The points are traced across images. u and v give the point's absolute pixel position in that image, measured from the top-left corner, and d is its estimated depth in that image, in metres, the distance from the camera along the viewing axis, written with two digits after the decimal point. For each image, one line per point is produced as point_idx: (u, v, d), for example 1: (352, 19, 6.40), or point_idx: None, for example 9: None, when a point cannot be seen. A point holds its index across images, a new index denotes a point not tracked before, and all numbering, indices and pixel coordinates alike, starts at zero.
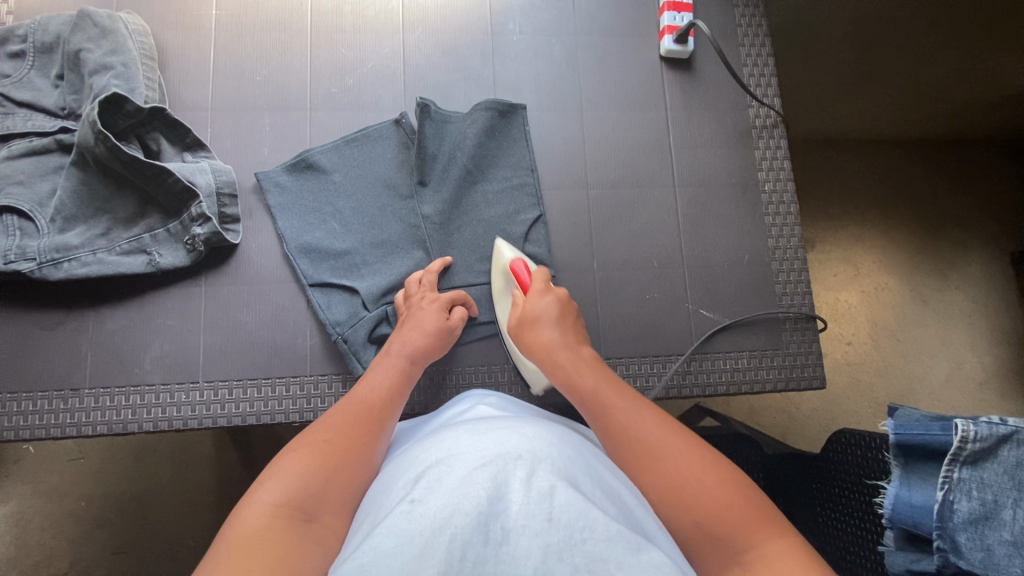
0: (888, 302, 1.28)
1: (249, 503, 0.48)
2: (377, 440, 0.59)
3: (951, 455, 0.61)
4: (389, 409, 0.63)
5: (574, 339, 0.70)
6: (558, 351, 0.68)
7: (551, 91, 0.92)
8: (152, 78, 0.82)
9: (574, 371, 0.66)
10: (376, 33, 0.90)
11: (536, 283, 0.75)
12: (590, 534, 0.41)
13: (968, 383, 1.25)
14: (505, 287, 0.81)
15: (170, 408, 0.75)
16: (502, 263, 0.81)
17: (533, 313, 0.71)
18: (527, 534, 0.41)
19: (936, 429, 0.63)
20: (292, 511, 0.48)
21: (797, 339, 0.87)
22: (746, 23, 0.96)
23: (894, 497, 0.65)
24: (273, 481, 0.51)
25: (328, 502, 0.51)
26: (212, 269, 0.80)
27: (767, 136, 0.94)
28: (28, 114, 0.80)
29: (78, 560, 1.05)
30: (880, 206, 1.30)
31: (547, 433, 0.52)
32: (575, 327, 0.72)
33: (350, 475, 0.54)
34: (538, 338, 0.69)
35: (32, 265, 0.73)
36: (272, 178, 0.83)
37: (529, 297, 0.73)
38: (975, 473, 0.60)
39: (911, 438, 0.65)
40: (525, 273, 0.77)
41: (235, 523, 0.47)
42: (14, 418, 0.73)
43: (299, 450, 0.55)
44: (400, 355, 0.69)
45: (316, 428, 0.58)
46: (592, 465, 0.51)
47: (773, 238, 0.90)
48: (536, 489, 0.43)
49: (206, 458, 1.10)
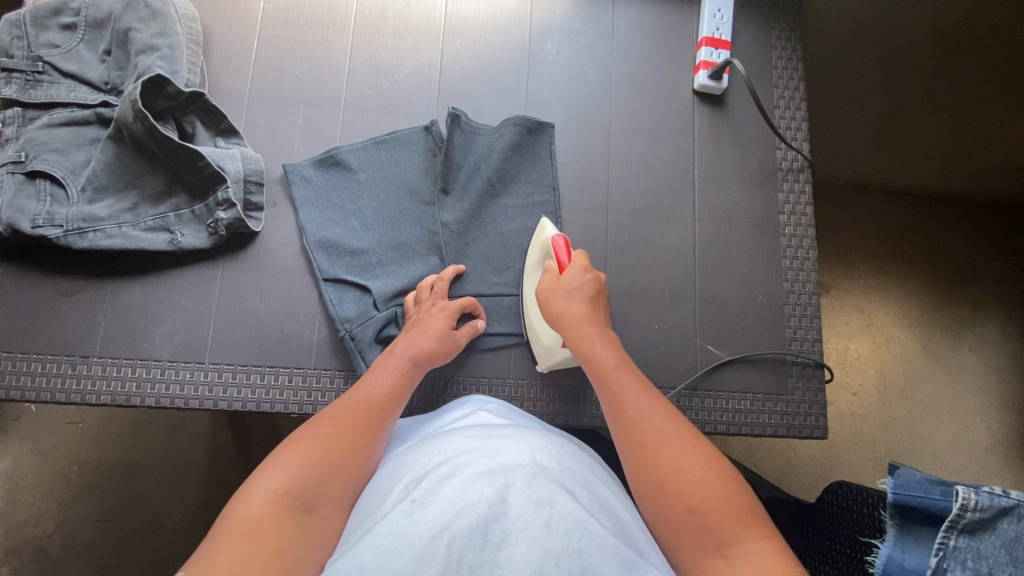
0: (899, 356, 1.26)
1: (251, 490, 0.49)
2: (379, 438, 0.59)
3: (948, 522, 0.60)
4: (393, 407, 0.63)
5: (599, 317, 0.71)
6: (585, 324, 0.69)
7: (582, 113, 0.93)
8: (195, 62, 0.84)
9: (595, 341, 0.67)
10: (416, 40, 0.91)
11: (575, 261, 0.73)
12: (586, 545, 0.41)
13: (972, 447, 1.23)
14: (540, 260, 0.81)
15: (174, 385, 0.77)
16: (543, 239, 0.79)
17: (566, 285, 0.71)
18: (523, 540, 0.41)
19: (936, 493, 0.62)
20: (291, 501, 0.49)
21: (802, 386, 0.86)
22: (782, 65, 0.97)
23: (887, 558, 0.63)
24: (275, 469, 0.52)
25: (329, 496, 0.52)
26: (230, 254, 0.82)
27: (792, 180, 0.94)
28: (73, 85, 0.82)
29: (65, 522, 1.06)
30: (898, 258, 1.29)
31: (548, 442, 0.52)
32: (602, 307, 0.73)
33: (351, 471, 0.54)
34: (564, 309, 0.70)
35: (59, 232, 0.75)
36: (300, 171, 0.84)
37: (567, 273, 0.72)
38: (971, 542, 0.59)
39: (910, 499, 0.64)
40: (564, 252, 0.75)
41: (238, 508, 0.48)
42: (21, 378, 0.75)
43: (303, 440, 0.55)
44: (405, 356, 0.69)
45: (320, 421, 0.58)
46: (590, 478, 0.51)
47: (789, 281, 0.90)
48: (534, 497, 0.44)
49: (202, 436, 1.12)
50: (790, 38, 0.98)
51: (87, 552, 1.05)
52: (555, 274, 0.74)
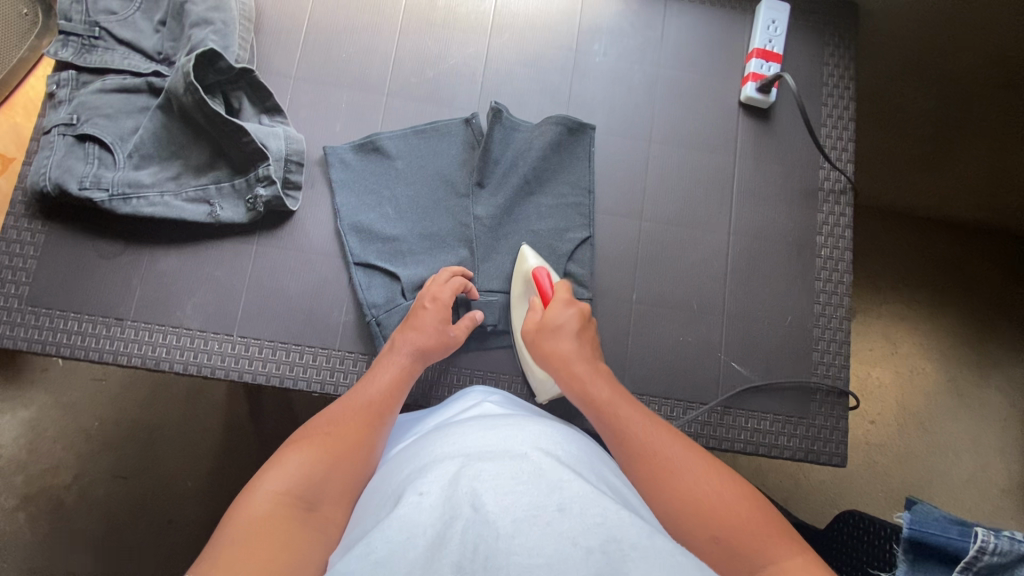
0: (922, 388, 1.23)
1: (254, 492, 0.49)
2: (379, 433, 0.61)
3: (964, 563, 0.61)
4: (392, 405, 0.65)
5: (590, 353, 0.72)
6: (575, 362, 0.70)
7: (624, 117, 0.92)
8: (246, 39, 0.85)
9: (590, 382, 0.68)
10: (464, 32, 0.91)
11: (559, 295, 0.76)
12: (600, 519, 0.42)
13: (990, 487, 1.20)
14: (524, 293, 0.82)
15: (202, 354, 0.78)
16: (525, 269, 0.81)
17: (554, 323, 0.72)
18: (537, 523, 0.41)
19: (954, 533, 0.62)
20: (294, 501, 0.50)
21: (824, 412, 0.85)
22: (833, 83, 0.95)
23: None
24: (277, 470, 0.52)
25: (331, 492, 0.53)
26: (265, 230, 0.83)
27: (832, 202, 0.92)
28: (127, 52, 0.84)
29: (84, 475, 1.10)
30: (932, 288, 1.26)
31: (552, 433, 0.54)
32: (591, 341, 0.74)
33: (352, 465, 0.56)
34: (556, 348, 0.71)
35: (104, 195, 0.77)
36: (339, 154, 0.85)
37: (552, 307, 0.74)
38: None
39: (925, 536, 0.63)
40: (547, 284, 0.78)
41: (240, 510, 0.48)
42: (57, 334, 0.77)
43: (304, 441, 0.56)
44: (403, 352, 0.71)
45: (321, 422, 0.60)
46: (600, 469, 0.52)
47: (820, 304, 0.88)
48: (542, 483, 0.45)
49: (221, 404, 1.14)
50: (844, 56, 0.95)
51: (103, 506, 1.08)
52: (541, 309, 0.76)
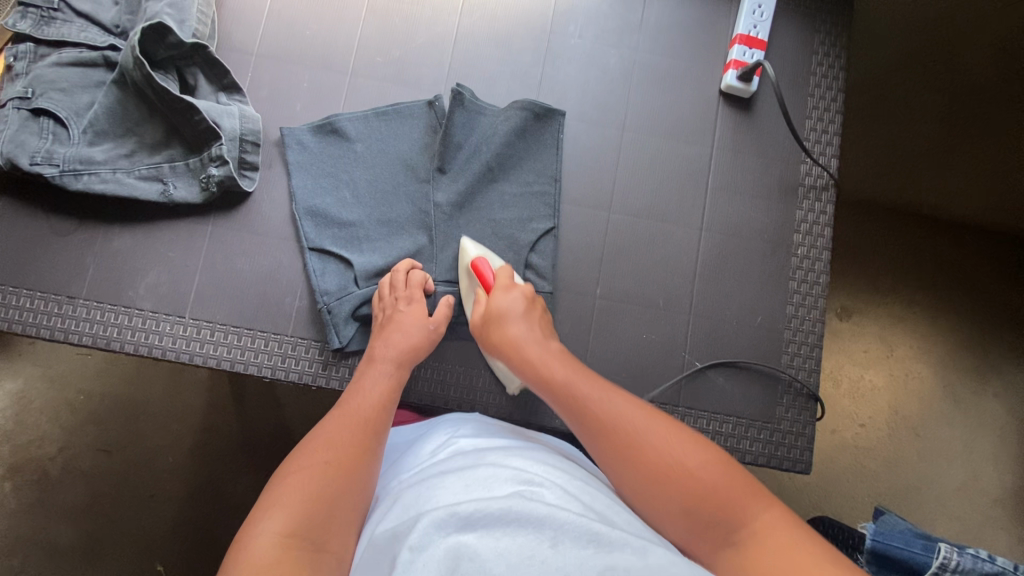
0: (914, 393, 1.19)
1: (254, 537, 0.48)
2: (375, 453, 0.60)
3: None
4: (383, 418, 0.64)
5: (542, 332, 0.70)
6: (527, 345, 0.68)
7: (597, 103, 0.88)
8: (205, 13, 0.82)
9: (543, 364, 0.66)
10: (433, 10, 0.88)
11: (499, 280, 0.74)
12: (591, 547, 0.45)
13: (979, 496, 1.16)
14: (469, 287, 0.80)
15: (154, 336, 0.77)
16: (467, 262, 0.79)
17: (499, 309, 0.70)
18: (532, 565, 0.44)
19: (918, 547, 0.61)
20: (300, 540, 0.49)
21: (791, 416, 0.82)
22: (821, 72, 0.90)
23: None
24: (276, 510, 0.51)
25: (336, 525, 0.52)
26: (221, 211, 0.81)
27: (813, 198, 0.87)
28: (84, 25, 0.82)
29: (58, 449, 1.11)
30: (930, 288, 1.20)
31: (531, 466, 0.55)
32: (542, 320, 0.72)
33: (352, 489, 0.55)
34: (510, 333, 0.69)
35: (55, 171, 0.76)
36: (296, 136, 0.83)
37: (494, 294, 0.72)
38: None
39: (889, 548, 0.63)
40: (488, 273, 0.76)
41: (243, 559, 0.47)
42: (10, 311, 0.76)
43: (300, 474, 0.54)
44: (388, 361, 0.70)
45: (313, 448, 0.58)
46: (587, 491, 0.53)
47: (793, 305, 0.85)
48: (532, 520, 0.46)
49: (193, 384, 1.14)
50: (834, 44, 0.90)
51: (77, 480, 1.09)
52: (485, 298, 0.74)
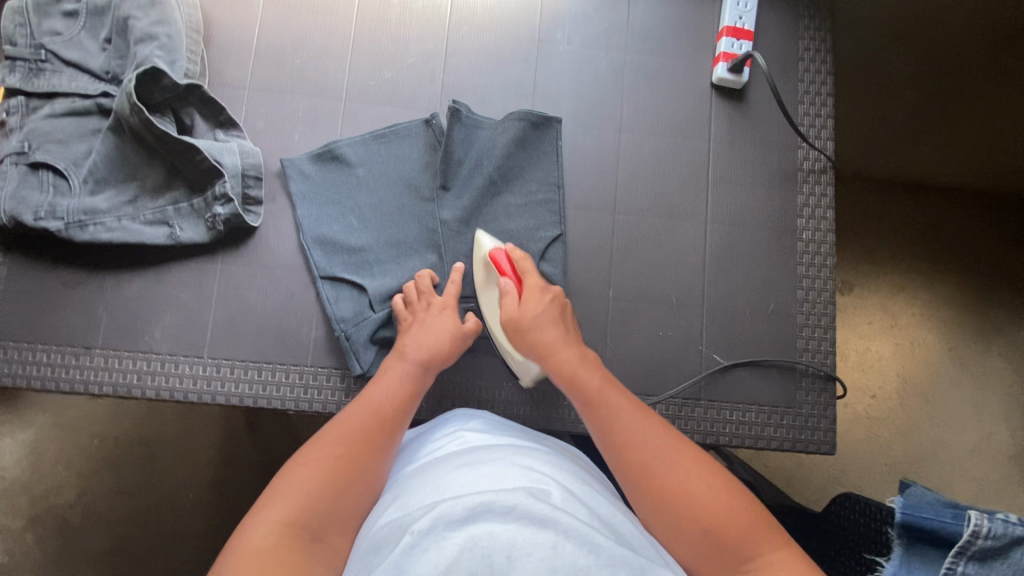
0: (922, 360, 1.21)
1: (258, 522, 0.50)
2: (384, 451, 0.60)
3: (957, 548, 0.58)
4: (397, 417, 0.63)
5: (575, 338, 0.72)
6: (560, 350, 0.69)
7: (591, 106, 0.89)
8: (195, 51, 0.82)
9: (578, 370, 0.67)
10: (421, 28, 0.88)
11: (532, 282, 0.74)
12: (592, 561, 0.43)
13: (994, 455, 1.18)
14: (485, 279, 0.79)
15: (174, 378, 0.77)
16: (484, 254, 0.79)
17: (532, 314, 0.71)
18: (531, 562, 0.42)
19: (948, 516, 0.60)
20: (300, 529, 0.50)
21: (811, 399, 0.83)
22: (810, 57, 0.91)
23: None
24: (281, 497, 0.53)
25: (337, 519, 0.53)
26: (229, 248, 0.81)
27: (813, 182, 0.88)
28: (74, 74, 0.81)
29: (82, 495, 1.10)
30: (929, 256, 1.22)
31: (541, 467, 0.54)
32: (571, 327, 0.74)
33: (357, 487, 0.56)
34: (541, 338, 0.70)
35: (60, 224, 0.76)
36: (298, 166, 0.83)
37: (527, 294, 0.73)
38: (980, 571, 0.57)
39: (918, 520, 0.62)
40: (507, 264, 0.76)
41: (243, 539, 0.49)
42: (27, 367, 0.76)
43: (308, 463, 0.56)
44: (413, 361, 0.70)
45: (325, 438, 0.59)
46: (591, 497, 0.52)
47: (803, 289, 0.86)
48: (536, 519, 0.44)
49: (210, 418, 1.14)
50: (819, 28, 0.91)
51: (102, 524, 1.09)
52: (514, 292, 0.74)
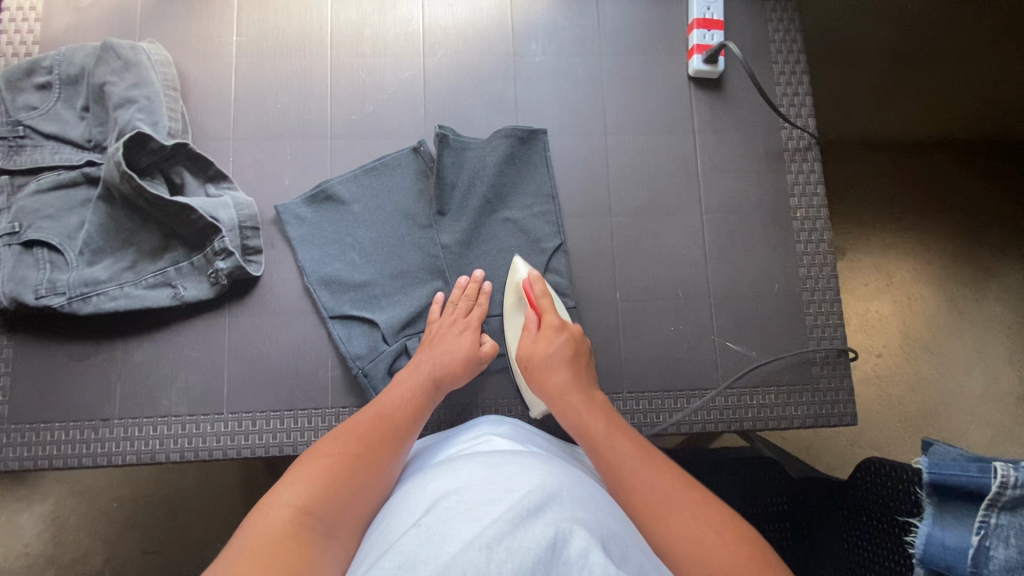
0: (923, 314, 1.23)
1: (271, 504, 0.50)
2: (395, 458, 0.60)
3: (988, 501, 0.59)
4: (409, 426, 0.64)
5: (587, 382, 0.71)
6: (569, 393, 0.68)
7: (574, 113, 0.89)
8: (174, 109, 0.82)
9: (585, 414, 0.66)
10: (397, 56, 0.88)
11: (549, 319, 0.74)
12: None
13: (1004, 399, 1.20)
14: (517, 305, 0.80)
15: (196, 439, 0.77)
16: (516, 282, 0.79)
17: (544, 355, 0.71)
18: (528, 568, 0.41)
19: (974, 470, 0.60)
20: (311, 517, 0.50)
21: (828, 373, 0.84)
22: (780, 39, 0.92)
23: (927, 537, 0.61)
24: (296, 484, 0.53)
25: (346, 516, 0.52)
26: (235, 301, 0.81)
27: (800, 160, 0.90)
28: (56, 146, 0.81)
29: (110, 561, 1.09)
30: (917, 213, 1.24)
31: (557, 472, 0.53)
32: (585, 368, 0.73)
33: (368, 488, 0.55)
34: (549, 380, 0.70)
35: (63, 299, 0.75)
36: (292, 210, 0.82)
37: (543, 334, 0.73)
38: (1014, 519, 0.58)
39: (947, 478, 0.61)
40: (534, 295, 0.76)
41: (257, 520, 0.49)
42: (47, 447, 0.75)
43: (323, 456, 0.57)
44: (428, 375, 0.70)
45: (340, 435, 0.60)
46: (603, 509, 0.51)
47: (805, 266, 0.87)
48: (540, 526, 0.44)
49: (231, 467, 1.13)
50: (786, 8, 0.93)
51: None
52: (533, 329, 0.75)
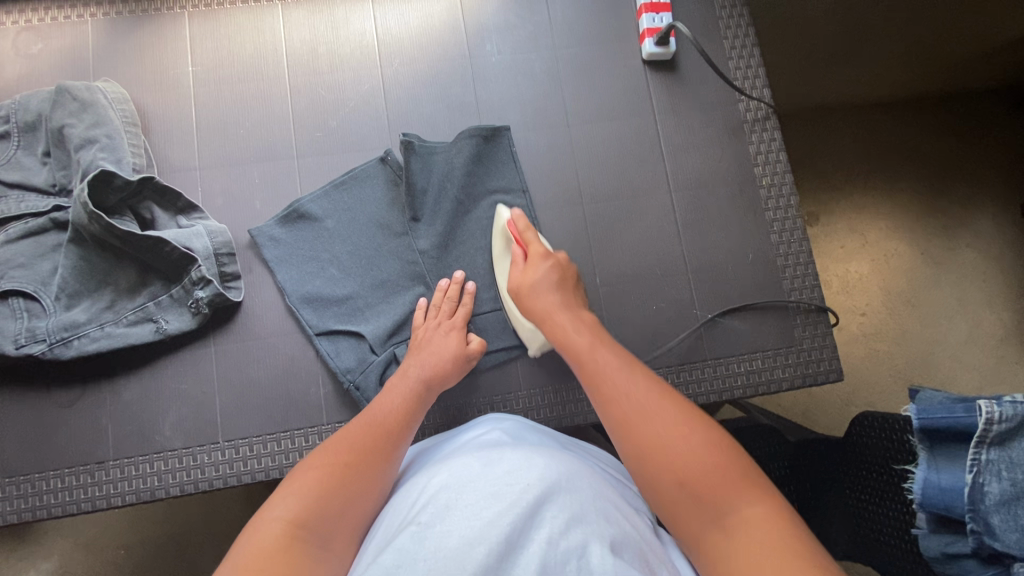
0: (899, 268, 1.26)
1: (263, 518, 0.51)
2: (389, 464, 0.60)
3: (977, 438, 0.59)
4: (403, 431, 0.64)
5: (574, 302, 0.73)
6: (558, 314, 0.71)
7: (535, 108, 0.91)
8: (137, 144, 0.82)
9: (571, 331, 0.69)
10: (354, 70, 0.89)
11: (534, 249, 0.77)
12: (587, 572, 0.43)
13: (986, 341, 1.23)
14: (504, 247, 0.82)
15: (195, 470, 0.76)
16: (501, 224, 0.83)
17: (530, 282, 0.74)
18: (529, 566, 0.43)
19: (959, 411, 0.61)
20: (304, 530, 0.50)
21: (810, 333, 0.86)
22: (726, 14, 0.94)
23: (924, 481, 0.63)
24: (287, 496, 0.53)
25: (338, 526, 0.53)
26: (220, 329, 0.81)
27: (759, 130, 0.92)
28: (21, 195, 0.80)
29: None
30: (880, 171, 1.28)
31: (556, 459, 0.54)
32: (574, 292, 0.75)
33: (361, 497, 0.56)
34: (536, 304, 0.73)
35: (44, 346, 0.74)
36: (266, 232, 0.83)
37: (528, 266, 0.76)
38: (1003, 453, 0.59)
39: (935, 422, 0.63)
40: (519, 234, 0.79)
41: (248, 535, 0.49)
42: (44, 497, 0.74)
43: (315, 466, 0.57)
44: (417, 379, 0.70)
45: (333, 445, 0.60)
46: (602, 495, 0.53)
47: (776, 233, 0.89)
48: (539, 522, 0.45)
49: (235, 497, 1.12)
50: None
51: None
52: (519, 262, 0.77)
